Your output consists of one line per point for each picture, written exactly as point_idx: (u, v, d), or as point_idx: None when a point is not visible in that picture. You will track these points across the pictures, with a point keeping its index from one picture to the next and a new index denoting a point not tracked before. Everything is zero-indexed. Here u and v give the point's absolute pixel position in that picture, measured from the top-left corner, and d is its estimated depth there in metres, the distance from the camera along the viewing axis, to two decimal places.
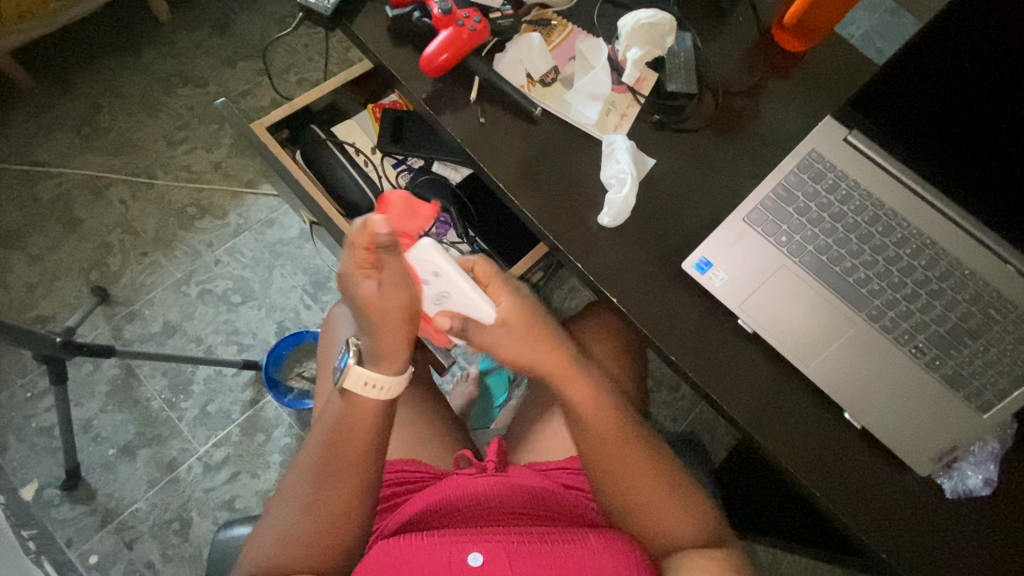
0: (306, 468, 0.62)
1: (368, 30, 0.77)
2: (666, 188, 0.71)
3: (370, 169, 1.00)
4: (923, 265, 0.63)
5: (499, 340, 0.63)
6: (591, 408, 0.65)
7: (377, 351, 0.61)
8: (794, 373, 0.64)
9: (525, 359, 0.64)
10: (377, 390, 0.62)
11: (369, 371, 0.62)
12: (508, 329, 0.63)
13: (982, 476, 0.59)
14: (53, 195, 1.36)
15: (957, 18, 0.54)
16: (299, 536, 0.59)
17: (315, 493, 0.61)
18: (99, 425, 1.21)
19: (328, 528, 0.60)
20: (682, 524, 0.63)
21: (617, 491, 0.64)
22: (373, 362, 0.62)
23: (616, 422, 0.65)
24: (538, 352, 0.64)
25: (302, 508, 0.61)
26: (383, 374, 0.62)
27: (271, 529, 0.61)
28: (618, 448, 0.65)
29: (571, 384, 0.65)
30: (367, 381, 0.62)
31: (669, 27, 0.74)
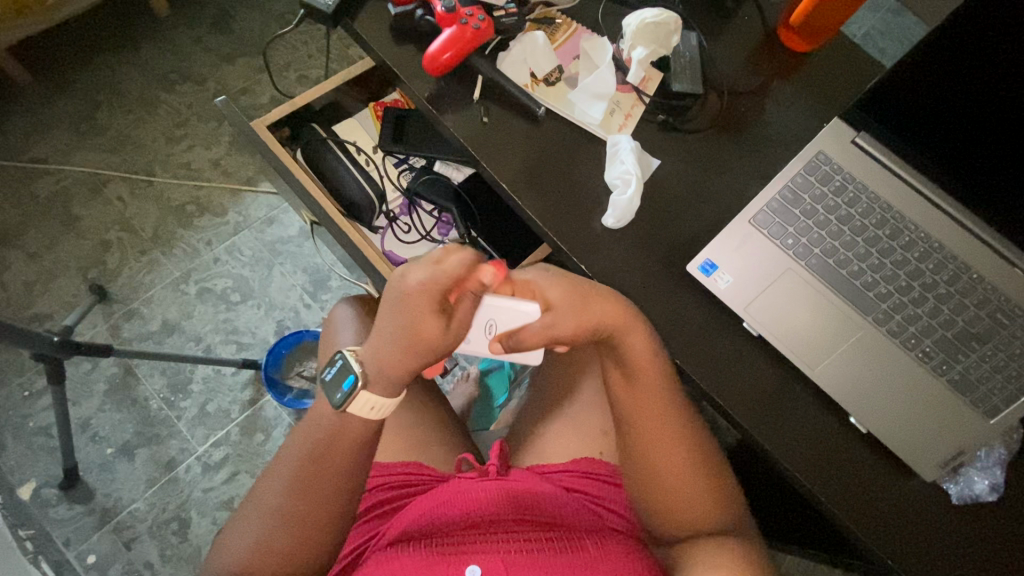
0: (280, 478, 0.62)
1: (369, 27, 0.76)
2: (670, 189, 0.70)
3: (371, 169, 0.99)
4: (930, 269, 0.63)
5: (554, 321, 0.59)
6: (644, 375, 0.63)
7: (392, 378, 0.60)
8: (799, 377, 0.63)
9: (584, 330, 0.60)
10: (378, 414, 0.62)
11: (378, 395, 0.61)
12: (558, 308, 0.59)
13: (989, 482, 0.59)
14: (50, 192, 1.35)
15: (966, 19, 0.54)
16: (271, 545, 0.59)
17: (288, 504, 0.60)
18: (97, 424, 1.20)
19: (303, 537, 0.60)
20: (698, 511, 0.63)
21: (644, 473, 0.64)
22: (385, 388, 0.61)
23: (661, 390, 0.64)
24: (596, 322, 0.59)
25: (272, 519, 0.60)
26: (388, 400, 0.62)
27: (243, 535, 0.60)
28: (654, 428, 0.64)
29: (631, 336, 0.61)
30: (373, 405, 0.61)
31: (675, 26, 0.73)
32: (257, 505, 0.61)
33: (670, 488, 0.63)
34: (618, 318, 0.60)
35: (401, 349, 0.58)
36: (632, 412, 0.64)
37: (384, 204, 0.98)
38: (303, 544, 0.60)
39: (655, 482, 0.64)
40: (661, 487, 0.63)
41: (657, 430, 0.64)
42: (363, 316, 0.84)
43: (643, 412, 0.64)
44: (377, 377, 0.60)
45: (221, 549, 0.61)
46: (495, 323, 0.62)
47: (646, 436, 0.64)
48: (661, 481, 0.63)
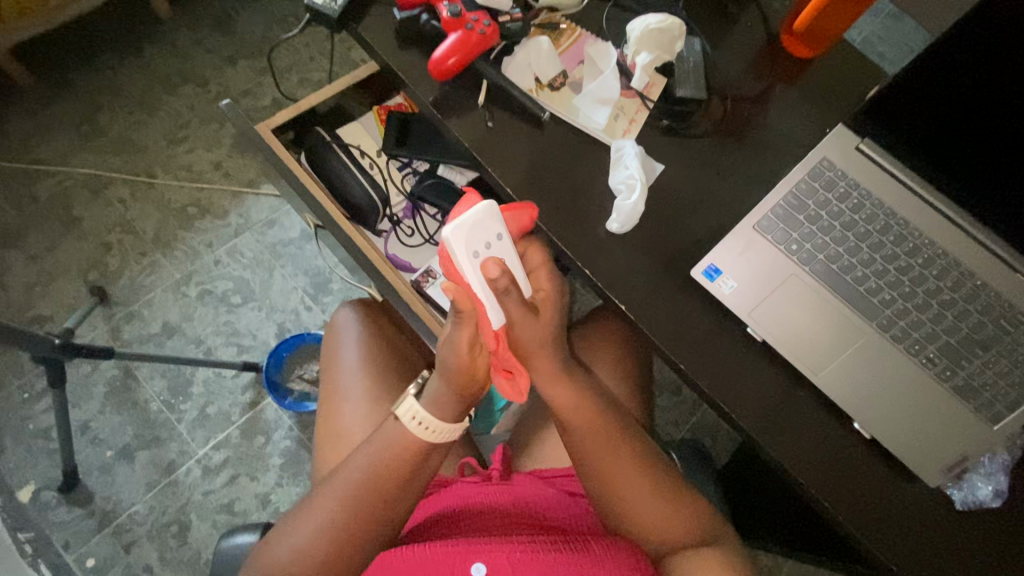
0: (334, 485, 0.61)
1: (375, 32, 0.76)
2: (674, 194, 0.71)
3: (375, 172, 0.99)
4: (934, 275, 0.63)
5: (520, 324, 0.58)
6: (572, 410, 0.62)
7: (440, 397, 0.61)
8: (803, 382, 0.63)
9: (530, 348, 0.60)
10: (434, 436, 0.61)
11: (426, 410, 0.61)
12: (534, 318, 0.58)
13: (993, 487, 0.59)
14: (51, 194, 1.35)
15: (973, 26, 0.54)
16: (314, 552, 0.58)
17: (339, 513, 0.59)
18: (96, 427, 1.20)
19: (348, 547, 0.59)
20: (675, 526, 0.62)
21: (606, 493, 0.63)
22: (435, 406, 0.61)
23: (600, 428, 0.63)
24: (540, 351, 0.60)
25: (319, 527, 0.59)
26: (440, 420, 0.61)
27: (289, 539, 0.60)
28: (611, 460, 0.63)
29: (550, 387, 0.62)
30: (422, 420, 0.61)
31: (679, 33, 0.73)
32: (308, 511, 0.61)
33: (639, 505, 0.62)
34: (552, 354, 0.61)
35: (444, 373, 0.60)
36: (573, 438, 0.63)
37: (387, 207, 0.98)
38: (346, 554, 0.59)
39: (623, 498, 0.62)
40: (628, 504, 0.62)
41: (608, 452, 0.63)
42: (368, 321, 0.85)
43: (581, 437, 0.63)
44: (427, 394, 0.62)
45: (265, 551, 0.60)
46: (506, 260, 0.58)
47: (597, 457, 0.63)
48: (629, 495, 0.62)
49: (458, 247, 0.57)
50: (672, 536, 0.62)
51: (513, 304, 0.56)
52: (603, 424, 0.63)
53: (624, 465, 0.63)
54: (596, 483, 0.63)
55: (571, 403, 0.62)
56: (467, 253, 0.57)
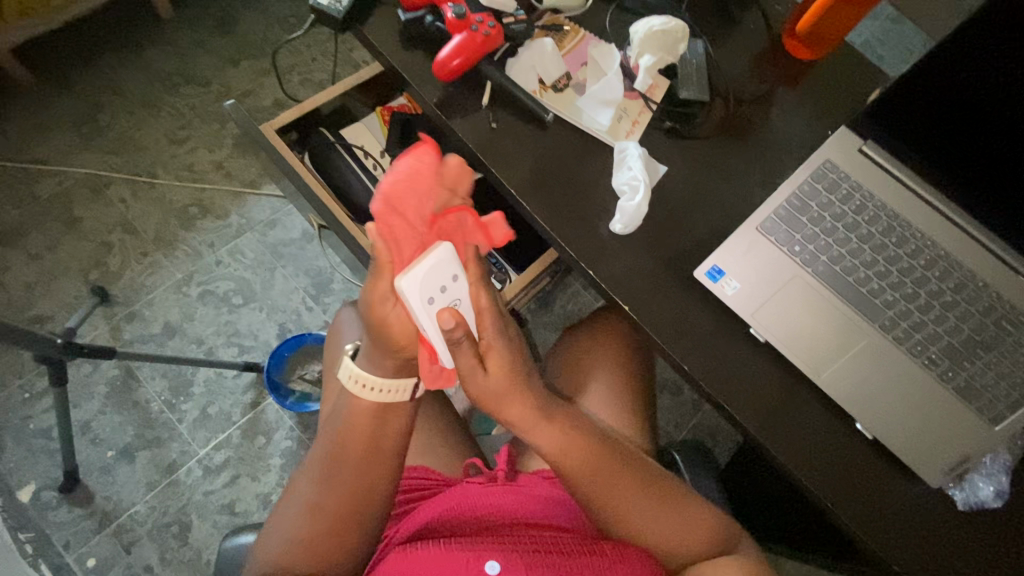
0: (314, 471, 0.62)
1: (379, 33, 0.76)
2: (676, 195, 0.71)
3: (378, 173, 0.99)
4: (936, 276, 0.63)
5: (472, 378, 0.56)
6: (566, 448, 0.60)
7: (375, 357, 0.59)
8: (806, 383, 0.64)
9: (488, 397, 0.57)
10: (369, 395, 0.60)
11: (363, 370, 0.60)
12: (484, 371, 0.56)
13: (994, 488, 0.59)
14: (52, 193, 1.35)
15: (976, 28, 0.54)
16: (298, 537, 0.60)
17: (320, 496, 0.61)
18: (97, 427, 1.20)
19: (330, 531, 0.60)
20: (686, 535, 0.62)
21: (616, 516, 0.61)
22: (373, 367, 0.59)
23: (597, 451, 0.61)
24: (510, 398, 0.57)
25: (303, 512, 0.61)
26: (376, 377, 0.60)
27: (279, 525, 0.62)
28: (615, 474, 0.61)
29: (533, 433, 0.58)
30: (364, 381, 0.60)
31: (682, 35, 0.74)
32: (294, 497, 0.62)
33: (646, 523, 0.62)
34: (527, 399, 0.58)
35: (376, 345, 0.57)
36: (572, 477, 0.61)
37: None
38: (330, 538, 0.60)
39: (631, 520, 0.61)
40: (635, 524, 0.62)
41: (610, 483, 0.61)
42: None
43: (579, 475, 0.60)
44: (364, 356, 0.60)
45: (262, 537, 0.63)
46: (460, 302, 0.56)
47: (599, 489, 0.61)
48: (635, 515, 0.61)
49: (409, 292, 0.53)
50: (685, 546, 0.62)
51: (465, 356, 0.55)
52: (601, 452, 0.61)
53: (624, 473, 0.62)
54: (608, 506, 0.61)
55: (560, 442, 0.59)
56: (422, 304, 0.54)
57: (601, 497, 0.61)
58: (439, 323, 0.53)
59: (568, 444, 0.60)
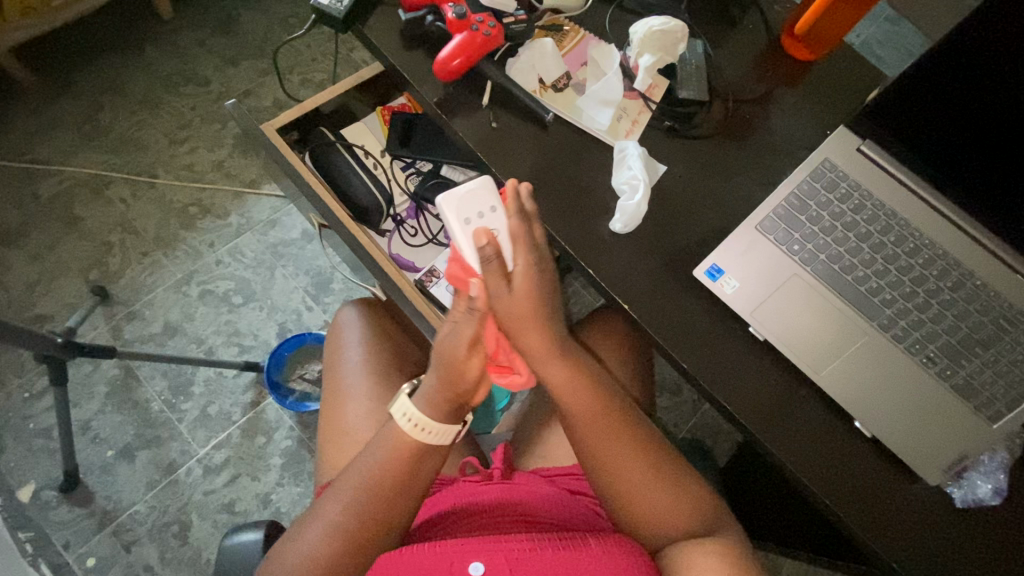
0: (339, 490, 0.62)
1: (380, 33, 0.77)
2: (675, 194, 0.71)
3: (379, 172, 0.99)
4: (934, 275, 0.64)
5: (497, 296, 0.60)
6: (573, 399, 0.62)
7: (434, 397, 0.62)
8: (804, 382, 0.64)
9: (510, 318, 0.60)
10: (425, 436, 0.62)
11: (417, 409, 0.62)
12: (508, 291, 0.60)
13: (992, 485, 0.60)
14: (52, 193, 1.35)
15: (977, 27, 0.54)
16: (322, 553, 0.59)
17: (344, 513, 0.60)
18: (97, 426, 1.20)
19: (354, 547, 0.60)
20: (676, 522, 0.62)
21: (621, 503, 0.63)
22: (428, 406, 0.62)
23: (607, 420, 0.63)
24: (528, 321, 0.60)
25: (325, 529, 0.60)
26: (433, 420, 0.62)
27: (297, 544, 0.60)
28: (621, 456, 0.62)
29: (544, 366, 0.62)
30: (418, 422, 0.62)
31: (682, 35, 0.74)
32: (314, 514, 0.62)
33: (642, 506, 0.62)
34: (544, 329, 0.61)
35: (439, 365, 0.61)
36: (575, 436, 0.64)
37: (391, 207, 0.98)
38: (354, 554, 0.60)
39: (627, 502, 0.62)
40: (631, 510, 0.62)
41: (611, 450, 0.63)
42: (369, 320, 0.85)
43: (582, 425, 0.63)
44: (421, 393, 0.63)
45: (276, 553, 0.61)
46: (499, 231, 0.62)
47: (596, 458, 0.63)
48: (632, 498, 0.62)
49: (450, 224, 0.62)
50: (674, 530, 0.62)
51: (492, 274, 0.59)
52: (603, 427, 0.63)
53: (626, 465, 0.62)
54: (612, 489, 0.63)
55: (568, 383, 0.62)
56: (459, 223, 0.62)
57: (599, 468, 0.63)
58: (475, 242, 0.60)
59: (578, 399, 0.62)
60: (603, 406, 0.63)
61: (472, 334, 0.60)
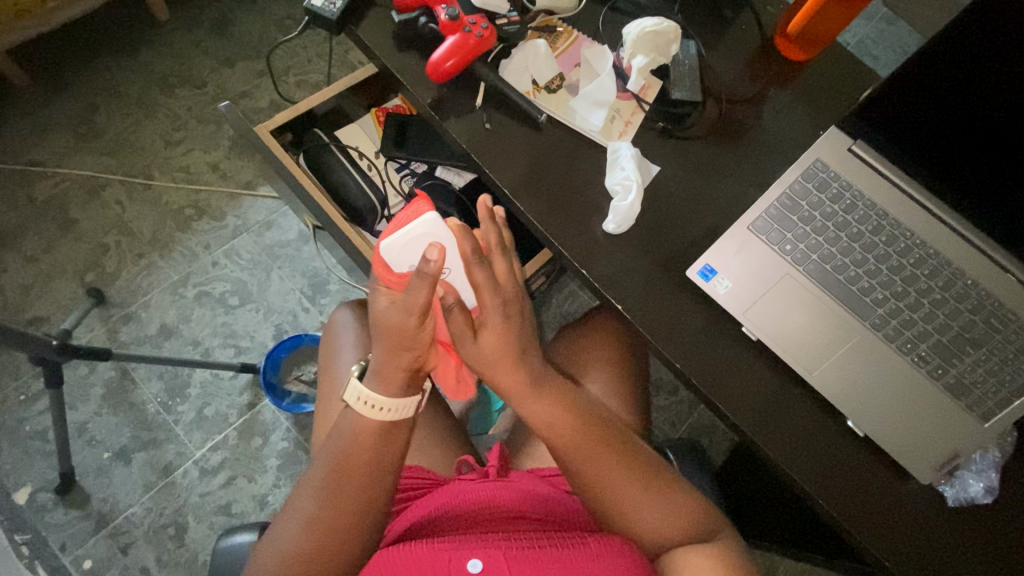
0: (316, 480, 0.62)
1: (373, 35, 0.77)
2: (668, 194, 0.71)
3: (373, 174, 1.00)
4: (925, 275, 0.64)
5: (462, 342, 0.61)
6: (552, 423, 0.62)
7: (387, 375, 0.61)
8: (797, 381, 0.64)
9: (479, 362, 0.62)
10: (375, 413, 0.62)
11: (371, 389, 0.62)
12: (473, 338, 0.60)
13: (984, 484, 0.60)
14: (48, 195, 1.35)
15: (966, 28, 0.54)
16: (304, 543, 0.59)
17: (326, 504, 0.60)
18: (93, 428, 1.20)
19: (338, 540, 0.60)
20: (666, 520, 0.62)
21: (613, 509, 0.63)
22: (382, 385, 0.62)
23: (591, 440, 0.63)
24: (498, 362, 0.61)
25: (307, 522, 0.60)
26: (387, 398, 0.62)
27: (284, 541, 0.60)
28: (611, 462, 0.63)
29: (521, 402, 0.62)
30: (372, 402, 0.62)
31: (674, 36, 0.74)
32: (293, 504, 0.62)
33: (635, 504, 0.62)
34: (516, 368, 0.61)
35: (386, 344, 0.60)
36: (560, 448, 0.63)
37: (386, 208, 0.98)
38: (338, 545, 0.60)
39: (621, 507, 0.62)
40: (626, 513, 0.62)
41: (600, 454, 0.63)
42: (363, 322, 0.85)
43: (569, 442, 0.62)
44: (373, 372, 0.62)
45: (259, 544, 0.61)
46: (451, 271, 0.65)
47: (582, 465, 0.62)
48: (625, 503, 0.62)
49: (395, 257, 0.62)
50: (663, 528, 0.62)
51: (456, 323, 0.60)
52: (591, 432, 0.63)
53: (617, 472, 0.63)
54: (605, 499, 0.63)
55: (548, 417, 0.63)
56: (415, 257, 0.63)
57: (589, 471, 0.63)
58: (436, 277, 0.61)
59: (555, 413, 0.62)
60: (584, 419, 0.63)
61: (421, 307, 0.57)
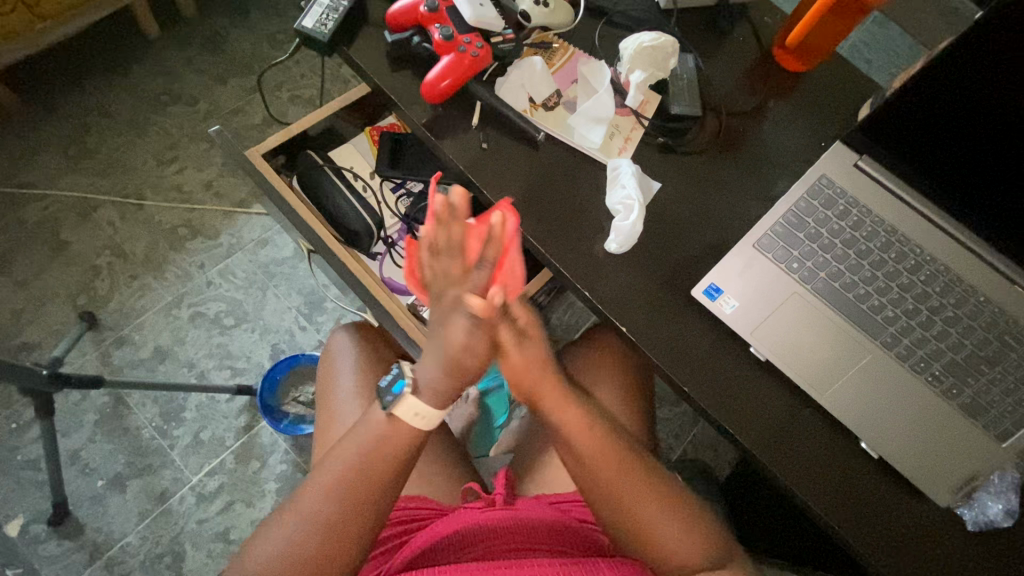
0: (320, 483, 0.60)
1: (366, 55, 0.75)
2: (670, 211, 0.70)
3: (368, 195, 0.98)
4: (937, 292, 0.62)
5: (519, 346, 0.62)
6: (583, 440, 0.62)
7: (440, 387, 0.62)
8: (808, 402, 0.63)
9: (526, 374, 0.63)
10: (424, 423, 0.61)
11: (425, 402, 0.61)
12: (529, 338, 0.63)
13: (1003, 506, 0.57)
14: (38, 218, 1.33)
15: (972, 49, 0.53)
16: (302, 548, 0.58)
17: (327, 505, 0.59)
18: (86, 456, 1.17)
19: (335, 548, 0.58)
20: (675, 541, 0.60)
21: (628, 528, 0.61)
22: (433, 396, 0.62)
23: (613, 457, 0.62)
24: (542, 371, 0.63)
25: (304, 522, 0.58)
26: (433, 408, 0.62)
27: (279, 544, 0.58)
28: (625, 480, 0.61)
29: (561, 411, 0.63)
30: (418, 411, 0.61)
31: (672, 50, 0.72)
32: (287, 519, 0.59)
33: (646, 528, 0.60)
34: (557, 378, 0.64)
35: (444, 359, 0.61)
36: (583, 464, 0.62)
37: (382, 230, 0.96)
38: (336, 548, 0.58)
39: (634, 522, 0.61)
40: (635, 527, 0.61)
41: (617, 475, 0.62)
42: (364, 345, 0.83)
43: (590, 457, 0.62)
44: (426, 386, 0.62)
45: (244, 556, 0.59)
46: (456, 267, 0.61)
47: (604, 482, 0.61)
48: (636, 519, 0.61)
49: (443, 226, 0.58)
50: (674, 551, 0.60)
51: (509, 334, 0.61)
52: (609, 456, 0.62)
53: (630, 489, 0.61)
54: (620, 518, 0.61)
55: (580, 433, 0.62)
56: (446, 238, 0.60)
57: (604, 495, 0.62)
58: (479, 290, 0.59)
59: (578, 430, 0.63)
60: (602, 436, 0.63)
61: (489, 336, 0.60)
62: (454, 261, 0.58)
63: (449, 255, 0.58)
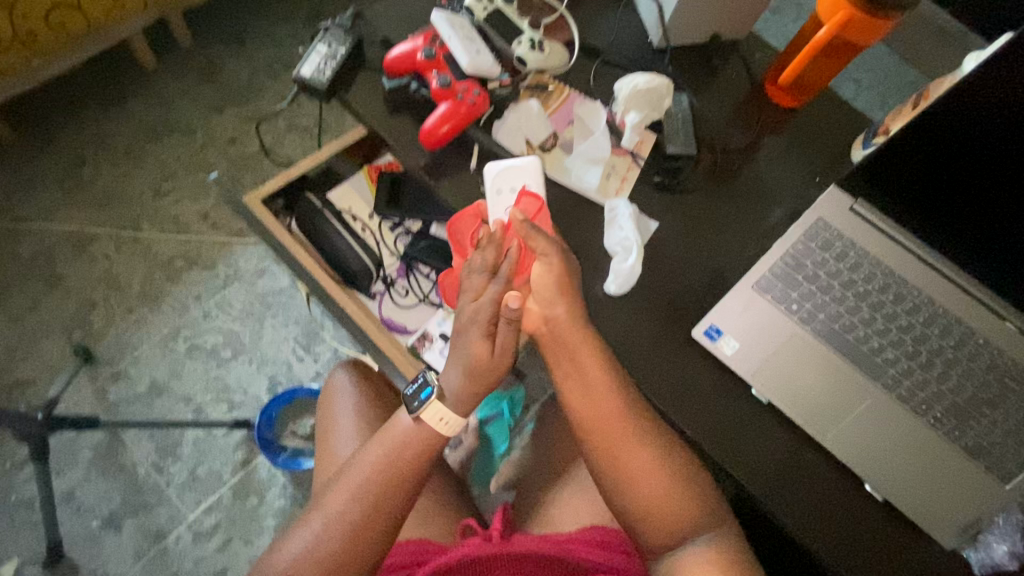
0: (346, 483, 0.61)
1: (364, 100, 0.76)
2: (668, 250, 0.70)
3: (367, 235, 0.98)
4: (936, 333, 0.63)
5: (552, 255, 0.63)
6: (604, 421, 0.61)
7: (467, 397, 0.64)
8: (812, 445, 0.62)
9: (555, 290, 0.63)
10: (448, 429, 0.64)
11: (447, 407, 0.63)
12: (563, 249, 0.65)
13: (1008, 547, 0.55)
14: (33, 252, 1.33)
15: (965, 100, 0.54)
16: (322, 551, 0.58)
17: (349, 504, 0.60)
18: (81, 495, 1.15)
19: (354, 548, 0.59)
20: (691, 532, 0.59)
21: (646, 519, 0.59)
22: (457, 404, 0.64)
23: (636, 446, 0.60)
24: (568, 290, 0.64)
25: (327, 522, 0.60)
26: (454, 414, 0.64)
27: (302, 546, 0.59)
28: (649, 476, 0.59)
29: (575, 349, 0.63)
30: (440, 415, 0.63)
31: (666, 91, 0.73)
32: (288, 551, 0.59)
33: (664, 521, 0.59)
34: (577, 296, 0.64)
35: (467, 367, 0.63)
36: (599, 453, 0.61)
37: (380, 269, 0.96)
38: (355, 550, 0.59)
39: (649, 516, 0.59)
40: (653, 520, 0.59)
41: (638, 464, 0.60)
42: (365, 385, 0.83)
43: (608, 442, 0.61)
44: (452, 395, 0.64)
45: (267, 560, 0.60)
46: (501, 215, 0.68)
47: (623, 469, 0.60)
48: (653, 513, 0.59)
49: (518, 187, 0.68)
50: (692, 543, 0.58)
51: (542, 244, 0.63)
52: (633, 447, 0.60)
53: (652, 484, 0.59)
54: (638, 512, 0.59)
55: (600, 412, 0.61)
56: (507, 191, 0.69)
57: (621, 488, 0.60)
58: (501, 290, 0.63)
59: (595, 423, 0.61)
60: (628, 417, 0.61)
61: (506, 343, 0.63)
62: (482, 278, 0.64)
63: (479, 271, 0.64)
